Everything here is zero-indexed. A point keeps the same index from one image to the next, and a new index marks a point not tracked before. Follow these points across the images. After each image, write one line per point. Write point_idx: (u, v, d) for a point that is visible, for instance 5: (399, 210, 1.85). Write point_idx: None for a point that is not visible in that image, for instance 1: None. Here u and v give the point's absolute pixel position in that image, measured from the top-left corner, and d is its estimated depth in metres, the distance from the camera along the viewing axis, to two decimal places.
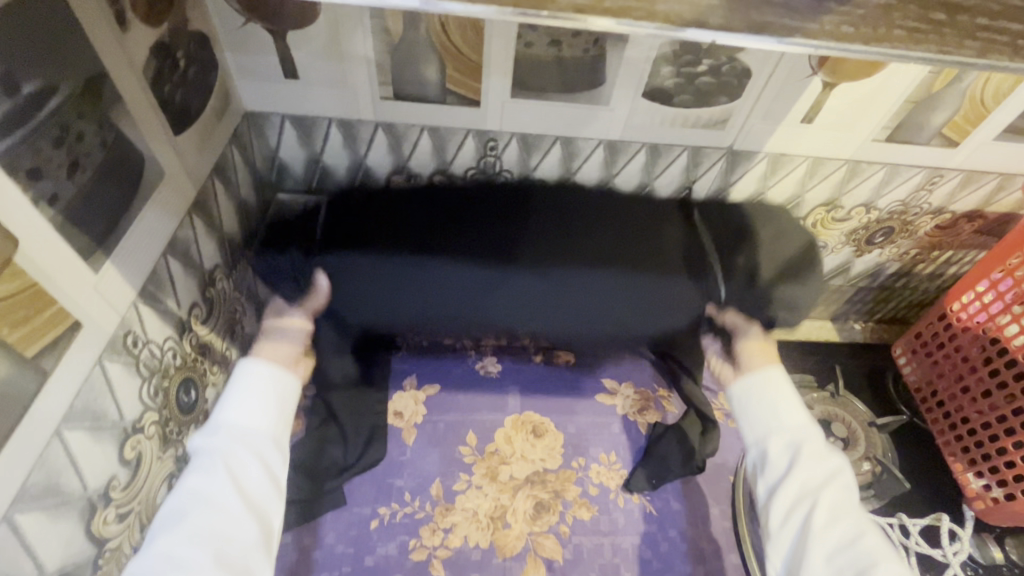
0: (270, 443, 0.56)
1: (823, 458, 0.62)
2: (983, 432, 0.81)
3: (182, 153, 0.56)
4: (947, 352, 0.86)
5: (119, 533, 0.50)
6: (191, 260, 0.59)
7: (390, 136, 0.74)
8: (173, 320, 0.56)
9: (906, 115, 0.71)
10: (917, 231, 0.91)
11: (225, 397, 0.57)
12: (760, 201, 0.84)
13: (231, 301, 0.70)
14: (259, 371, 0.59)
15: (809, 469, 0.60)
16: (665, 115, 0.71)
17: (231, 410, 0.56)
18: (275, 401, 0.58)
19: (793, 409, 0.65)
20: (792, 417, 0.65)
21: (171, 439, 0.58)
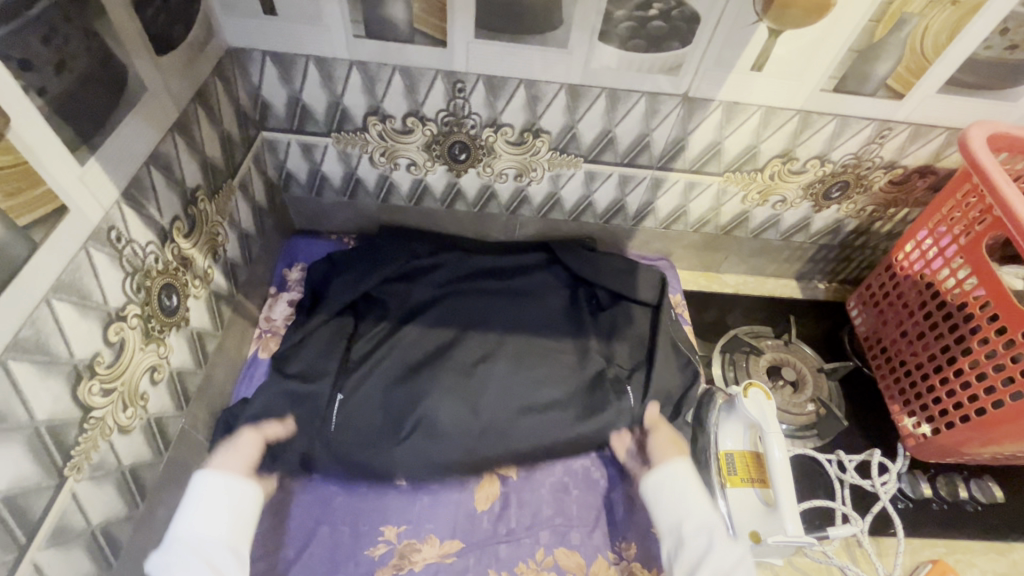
0: (224, 549, 0.64)
1: (729, 543, 0.70)
2: (916, 372, 0.85)
3: (164, 75, 0.62)
4: (890, 301, 0.91)
5: (104, 405, 0.56)
6: (174, 176, 0.65)
7: (364, 75, 0.79)
8: (155, 227, 0.62)
9: (851, 64, 0.75)
10: (872, 187, 0.95)
11: (181, 508, 0.66)
12: (717, 150, 0.88)
13: (214, 224, 0.76)
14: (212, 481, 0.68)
15: (720, 554, 0.68)
16: (621, 60, 0.76)
17: (185, 523, 0.64)
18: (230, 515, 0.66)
19: (698, 497, 0.74)
20: (696, 505, 0.73)
21: (153, 335, 0.64)
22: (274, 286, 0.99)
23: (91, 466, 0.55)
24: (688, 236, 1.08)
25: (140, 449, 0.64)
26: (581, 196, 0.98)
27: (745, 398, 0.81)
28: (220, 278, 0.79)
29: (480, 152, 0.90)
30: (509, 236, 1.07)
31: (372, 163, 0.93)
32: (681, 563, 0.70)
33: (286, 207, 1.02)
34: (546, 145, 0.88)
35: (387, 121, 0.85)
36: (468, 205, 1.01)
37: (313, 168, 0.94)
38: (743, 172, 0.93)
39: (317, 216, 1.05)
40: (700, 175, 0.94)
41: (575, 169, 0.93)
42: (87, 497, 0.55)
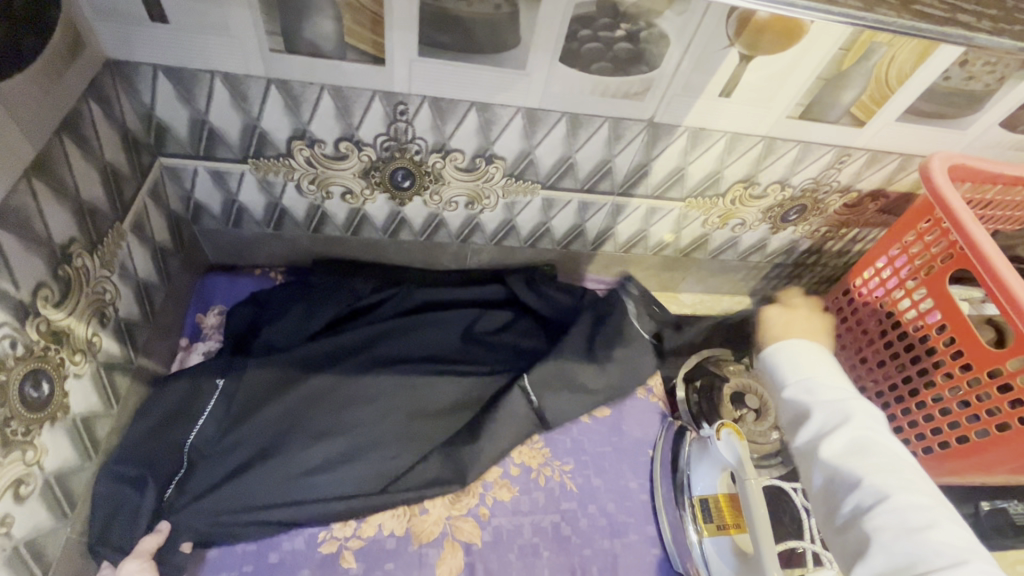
0: None
1: (868, 411, 0.66)
2: (877, 399, 0.86)
3: (11, 104, 0.47)
4: (849, 326, 0.91)
5: None
6: (35, 233, 0.51)
7: (286, 95, 0.67)
8: (10, 304, 0.48)
9: (817, 93, 0.72)
10: (827, 209, 0.94)
11: None
12: (681, 176, 0.84)
13: (99, 281, 0.61)
14: None
15: (863, 422, 0.64)
16: (584, 83, 0.68)
17: None
18: None
19: (832, 375, 0.70)
20: (826, 389, 0.69)
21: (16, 441, 0.49)
22: (186, 337, 0.85)
23: None
24: (646, 259, 1.03)
25: None
26: (538, 223, 0.91)
27: None
28: (110, 344, 0.64)
29: (427, 179, 0.80)
30: (460, 265, 0.98)
31: (300, 191, 0.80)
32: (836, 440, 0.63)
33: (196, 240, 0.86)
34: (500, 172, 0.80)
35: (315, 145, 0.73)
36: (414, 234, 0.90)
37: (227, 198, 0.80)
38: (705, 198, 0.89)
39: (235, 249, 0.90)
40: (662, 201, 0.89)
41: (532, 196, 0.85)
42: None
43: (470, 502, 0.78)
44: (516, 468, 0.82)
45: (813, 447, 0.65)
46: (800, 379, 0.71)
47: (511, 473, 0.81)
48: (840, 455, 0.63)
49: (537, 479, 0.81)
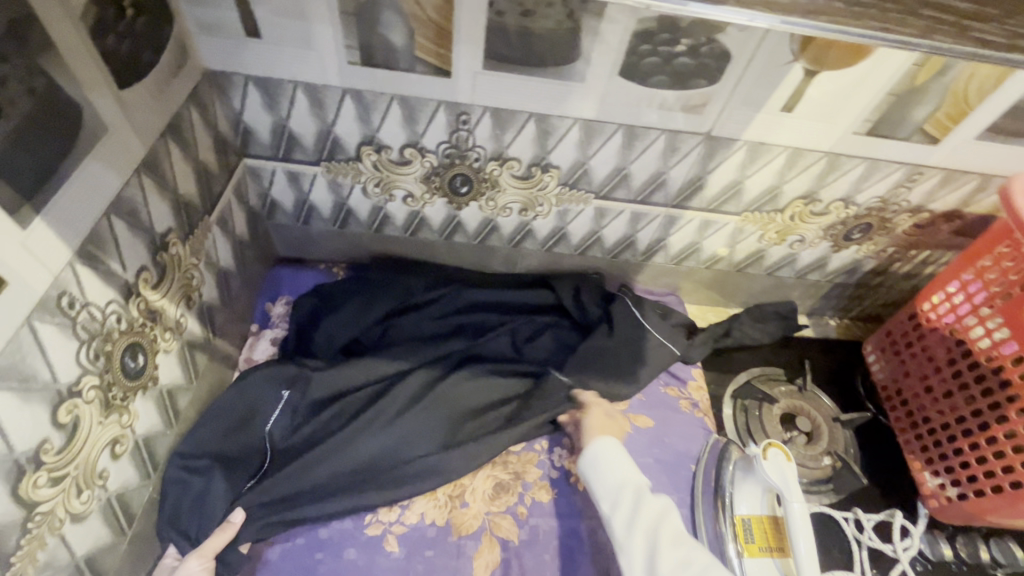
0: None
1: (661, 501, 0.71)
2: (942, 432, 0.81)
3: (129, 110, 0.53)
4: (914, 352, 0.86)
5: (52, 497, 0.49)
6: (141, 221, 0.58)
7: (358, 104, 0.72)
8: (118, 283, 0.55)
9: (887, 108, 0.70)
10: (895, 229, 0.90)
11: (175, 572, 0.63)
12: (738, 190, 0.83)
13: (188, 267, 0.68)
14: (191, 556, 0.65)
15: (655, 506, 0.70)
16: (641, 96, 0.69)
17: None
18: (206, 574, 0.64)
19: (625, 464, 0.74)
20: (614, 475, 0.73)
21: (115, 404, 0.56)
22: (256, 324, 0.92)
23: (36, 568, 0.48)
24: (698, 272, 1.02)
25: (99, 532, 0.56)
26: (589, 231, 0.92)
27: (764, 460, 0.76)
28: (194, 325, 0.71)
29: (483, 185, 0.83)
30: (510, 269, 1.01)
31: (365, 193, 0.86)
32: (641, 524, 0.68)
33: (270, 235, 0.94)
34: (555, 180, 0.82)
35: (382, 151, 0.78)
36: (468, 237, 0.94)
37: (300, 197, 0.87)
38: (763, 212, 0.87)
39: (303, 244, 0.97)
40: (716, 215, 0.88)
41: (585, 204, 0.86)
42: None
43: (509, 500, 0.80)
44: (556, 471, 0.84)
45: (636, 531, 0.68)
46: (626, 483, 0.72)
47: (550, 476, 0.83)
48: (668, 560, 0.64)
49: (576, 485, 0.83)
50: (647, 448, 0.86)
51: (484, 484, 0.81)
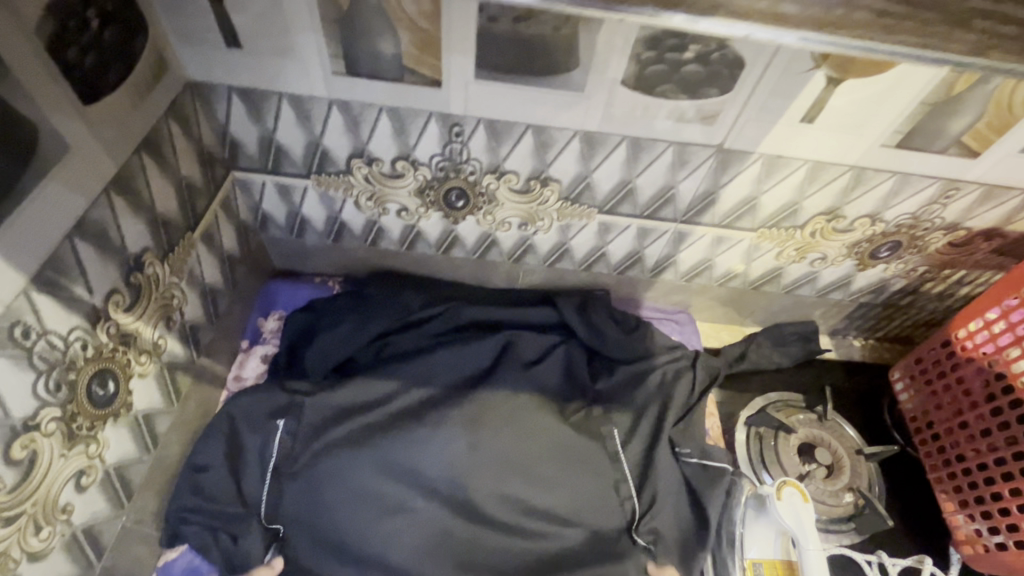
0: None
1: None
2: (978, 473, 0.74)
3: (95, 127, 0.51)
4: (947, 383, 0.79)
5: (4, 538, 0.46)
6: (111, 242, 0.55)
7: (346, 116, 0.68)
8: (83, 308, 0.52)
9: (920, 119, 0.63)
10: (928, 247, 0.83)
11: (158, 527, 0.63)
12: (753, 205, 0.77)
13: (168, 286, 0.65)
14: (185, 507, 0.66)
15: None
16: (647, 106, 0.64)
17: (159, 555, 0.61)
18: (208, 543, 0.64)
19: None
20: None
21: (80, 435, 0.53)
22: (247, 340, 0.89)
23: None
24: (710, 290, 0.96)
25: (62, 569, 0.53)
26: (594, 247, 0.87)
27: (778, 501, 0.70)
28: (175, 346, 0.69)
29: (480, 199, 0.79)
30: (511, 284, 0.97)
31: (358, 207, 0.82)
32: None
33: (263, 248, 0.91)
34: (555, 195, 0.77)
35: (373, 164, 0.74)
36: (466, 251, 0.90)
37: (292, 210, 0.84)
38: (781, 229, 0.81)
39: (297, 257, 0.94)
40: (730, 231, 0.82)
41: (589, 219, 0.81)
42: None
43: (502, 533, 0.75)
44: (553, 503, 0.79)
45: None
46: None
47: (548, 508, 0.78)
48: None
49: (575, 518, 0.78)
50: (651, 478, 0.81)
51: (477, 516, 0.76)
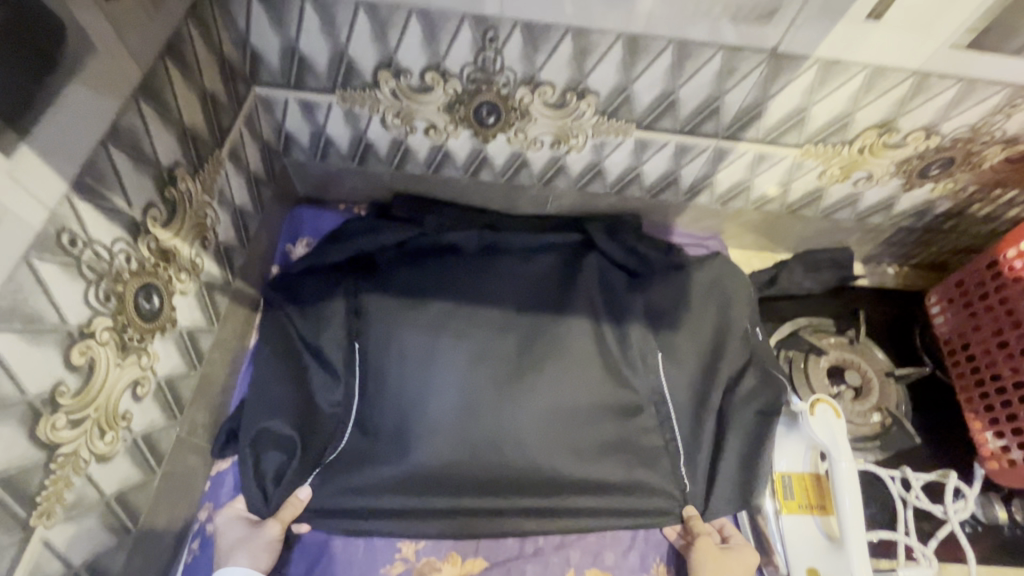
0: None
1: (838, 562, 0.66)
2: (1012, 391, 0.74)
3: (119, 25, 0.47)
4: (989, 304, 0.78)
5: (74, 438, 0.48)
6: (144, 155, 0.53)
7: (374, 21, 0.64)
8: (123, 220, 0.51)
9: (1000, 13, 0.58)
10: (982, 164, 0.79)
11: None
12: (801, 118, 0.73)
13: (200, 205, 0.64)
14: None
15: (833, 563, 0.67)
16: (700, 4, 0.59)
17: None
18: None
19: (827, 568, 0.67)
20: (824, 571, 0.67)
21: (131, 346, 0.54)
22: (278, 265, 0.89)
23: (64, 507, 0.48)
24: (745, 214, 0.94)
25: (127, 472, 0.56)
26: (627, 167, 0.84)
27: (811, 417, 0.71)
28: (211, 266, 0.68)
29: (513, 115, 0.75)
30: (540, 208, 0.96)
31: (385, 125, 0.79)
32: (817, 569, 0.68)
33: (288, 171, 0.89)
34: (592, 109, 0.73)
35: (401, 76, 0.71)
36: (494, 174, 0.87)
37: (316, 130, 0.81)
38: (828, 145, 0.77)
39: (322, 183, 0.92)
40: (773, 147, 0.78)
41: (625, 136, 0.78)
42: (64, 539, 0.48)
43: None
44: None
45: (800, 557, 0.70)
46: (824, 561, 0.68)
47: None
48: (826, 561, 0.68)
49: None
50: None
51: None
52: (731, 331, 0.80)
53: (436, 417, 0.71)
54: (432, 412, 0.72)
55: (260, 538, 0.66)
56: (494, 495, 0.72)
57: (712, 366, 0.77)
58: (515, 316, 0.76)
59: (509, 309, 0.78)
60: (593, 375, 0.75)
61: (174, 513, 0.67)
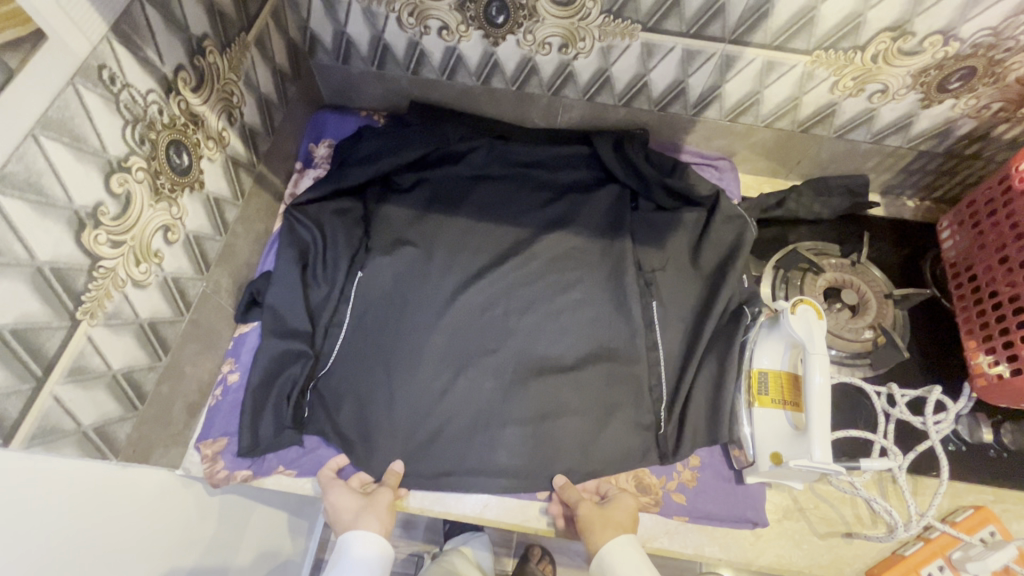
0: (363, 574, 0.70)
1: (800, 445, 0.69)
2: (1008, 305, 0.73)
3: None
4: (996, 221, 0.76)
5: (113, 256, 0.56)
6: (176, 19, 0.60)
7: None
8: (156, 73, 0.58)
9: None
10: (1007, 76, 0.76)
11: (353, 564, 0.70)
12: (810, 19, 0.72)
13: (227, 82, 0.71)
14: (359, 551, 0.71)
15: (795, 448, 0.70)
16: None
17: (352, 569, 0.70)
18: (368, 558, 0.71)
19: (792, 449, 0.71)
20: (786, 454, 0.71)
21: (163, 193, 0.62)
22: (300, 163, 0.96)
23: (105, 314, 0.56)
24: (755, 133, 0.93)
25: (159, 305, 0.65)
26: (635, 75, 0.85)
27: (790, 314, 0.72)
28: (237, 145, 0.76)
29: (521, 14, 0.78)
30: (550, 122, 0.99)
31: (401, 25, 0.83)
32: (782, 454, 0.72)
33: (313, 75, 0.95)
34: (597, 7, 0.75)
35: None
36: (505, 81, 0.91)
37: (339, 31, 0.86)
38: (838, 52, 0.76)
39: (345, 89, 0.98)
40: (782, 53, 0.78)
41: (631, 39, 0.79)
42: (104, 342, 0.57)
43: (526, 337, 0.84)
44: (575, 317, 0.85)
45: (767, 445, 0.74)
46: (787, 448, 0.71)
47: (569, 320, 0.85)
48: (790, 447, 0.71)
49: (594, 330, 0.84)
50: (666, 297, 0.86)
51: (505, 321, 0.84)
52: (736, 254, 0.87)
53: (429, 356, 0.81)
54: (421, 350, 0.82)
55: (378, 503, 0.72)
56: (475, 431, 0.79)
57: (711, 294, 0.85)
58: (503, 270, 0.87)
59: (498, 271, 0.87)
60: (569, 327, 0.84)
61: (200, 361, 0.76)
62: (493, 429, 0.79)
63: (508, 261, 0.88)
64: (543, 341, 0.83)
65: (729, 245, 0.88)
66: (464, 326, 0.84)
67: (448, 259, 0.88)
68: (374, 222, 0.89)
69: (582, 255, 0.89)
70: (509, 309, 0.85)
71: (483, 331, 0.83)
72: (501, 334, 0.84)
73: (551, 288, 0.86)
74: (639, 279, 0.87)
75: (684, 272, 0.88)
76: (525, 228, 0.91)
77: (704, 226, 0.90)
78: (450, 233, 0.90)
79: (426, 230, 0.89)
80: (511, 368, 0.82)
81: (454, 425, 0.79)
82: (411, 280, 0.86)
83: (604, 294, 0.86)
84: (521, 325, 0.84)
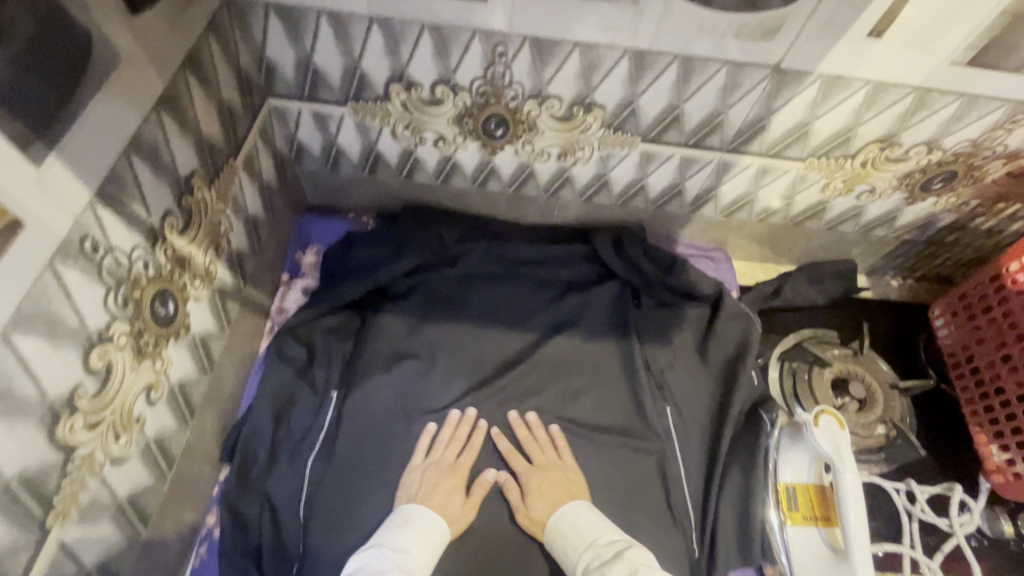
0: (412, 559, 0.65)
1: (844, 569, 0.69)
2: (1016, 404, 0.74)
3: (142, 39, 0.49)
4: (993, 318, 0.78)
5: (90, 441, 0.49)
6: (164, 164, 0.55)
7: (387, 36, 0.66)
8: (142, 227, 0.53)
9: (998, 34, 0.59)
10: (984, 179, 0.80)
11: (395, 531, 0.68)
12: (804, 133, 0.74)
13: (214, 213, 0.66)
14: (412, 514, 0.70)
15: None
16: (703, 24, 0.61)
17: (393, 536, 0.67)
18: (429, 547, 0.68)
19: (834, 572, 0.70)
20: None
21: (147, 351, 0.55)
22: (287, 273, 0.91)
23: (79, 508, 0.49)
24: (749, 226, 0.95)
25: (139, 475, 0.57)
26: (633, 179, 0.85)
27: (814, 428, 0.71)
28: (224, 274, 0.70)
29: (520, 127, 0.77)
30: (546, 219, 0.97)
31: (395, 137, 0.81)
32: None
33: (298, 181, 0.91)
34: (598, 122, 0.75)
35: (412, 89, 0.72)
36: (502, 185, 0.89)
37: (328, 141, 0.83)
38: (831, 159, 0.78)
39: (332, 191, 0.94)
40: (777, 160, 0.79)
41: (630, 149, 0.79)
42: (77, 541, 0.49)
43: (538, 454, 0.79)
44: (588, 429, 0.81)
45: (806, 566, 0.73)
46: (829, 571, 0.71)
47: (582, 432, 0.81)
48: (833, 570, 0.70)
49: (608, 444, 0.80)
50: (679, 401, 0.84)
51: (514, 434, 0.80)
52: (745, 352, 0.86)
53: (436, 483, 0.76)
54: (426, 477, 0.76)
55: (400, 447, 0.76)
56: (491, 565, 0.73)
57: (725, 397, 0.83)
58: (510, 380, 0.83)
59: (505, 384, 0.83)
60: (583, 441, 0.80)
61: (180, 519, 0.67)
62: (511, 560, 0.74)
63: (515, 372, 0.84)
64: (554, 463, 0.78)
65: (737, 342, 0.87)
66: (472, 444, 0.78)
67: (450, 372, 0.83)
68: (369, 336, 0.83)
69: (590, 360, 0.86)
70: (518, 426, 0.81)
71: (492, 447, 0.79)
72: (511, 451, 0.79)
73: (561, 398, 0.83)
74: (650, 384, 0.84)
75: (694, 372, 0.86)
76: (526, 334, 0.88)
77: (710, 322, 0.89)
78: (450, 343, 0.85)
79: (426, 343, 0.84)
80: (521, 500, 0.76)
81: (465, 567, 0.73)
82: (411, 402, 0.79)
83: (617, 402, 0.83)
84: (529, 436, 0.80)
